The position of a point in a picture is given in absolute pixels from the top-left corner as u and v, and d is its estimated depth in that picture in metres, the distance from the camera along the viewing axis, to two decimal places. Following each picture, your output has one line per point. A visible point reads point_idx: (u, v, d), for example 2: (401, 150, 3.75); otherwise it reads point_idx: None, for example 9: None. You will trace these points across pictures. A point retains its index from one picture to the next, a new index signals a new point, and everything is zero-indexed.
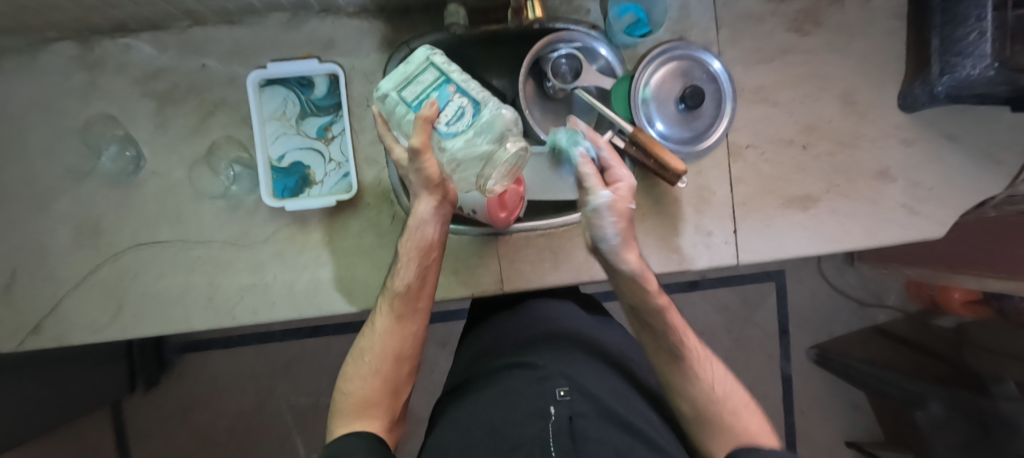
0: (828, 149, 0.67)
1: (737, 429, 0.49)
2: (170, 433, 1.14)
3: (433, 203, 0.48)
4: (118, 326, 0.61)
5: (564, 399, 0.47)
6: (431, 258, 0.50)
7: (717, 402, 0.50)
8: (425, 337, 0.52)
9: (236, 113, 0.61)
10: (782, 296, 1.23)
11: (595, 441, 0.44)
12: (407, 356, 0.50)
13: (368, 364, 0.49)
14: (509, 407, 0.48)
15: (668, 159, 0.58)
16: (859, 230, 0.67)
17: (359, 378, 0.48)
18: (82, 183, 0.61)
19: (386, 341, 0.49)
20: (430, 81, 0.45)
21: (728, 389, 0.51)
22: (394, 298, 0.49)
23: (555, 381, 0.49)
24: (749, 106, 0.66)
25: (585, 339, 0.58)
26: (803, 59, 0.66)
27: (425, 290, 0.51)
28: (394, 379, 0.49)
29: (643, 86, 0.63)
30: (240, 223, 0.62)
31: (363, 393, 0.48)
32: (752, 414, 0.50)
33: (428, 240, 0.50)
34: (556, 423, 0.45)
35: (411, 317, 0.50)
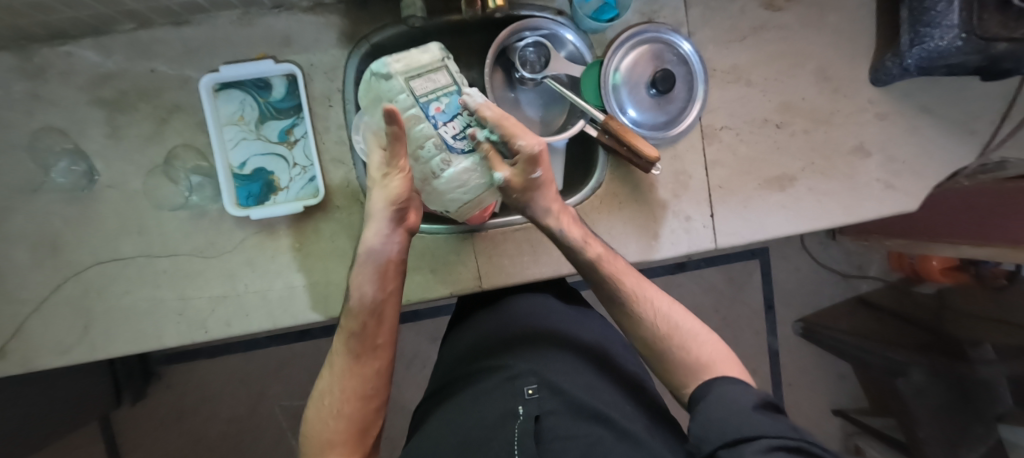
0: (804, 127, 0.66)
1: (703, 363, 0.47)
2: (162, 443, 1.13)
3: (388, 227, 0.48)
4: (87, 346, 0.60)
5: (532, 398, 0.48)
6: (386, 291, 0.51)
7: (677, 338, 0.49)
8: (389, 369, 0.51)
9: (192, 119, 0.59)
10: (767, 273, 1.24)
11: (562, 438, 0.45)
12: (371, 393, 0.49)
13: (329, 406, 0.48)
14: (480, 408, 0.49)
15: (641, 146, 0.57)
16: (836, 207, 0.67)
17: (319, 420, 0.48)
18: (35, 201, 0.58)
19: (345, 383, 0.49)
20: (443, 85, 0.50)
21: (686, 318, 0.51)
22: (348, 338, 0.50)
23: (525, 379, 0.50)
24: (723, 86, 0.65)
25: (561, 332, 0.58)
26: (775, 35, 0.65)
27: (383, 326, 0.51)
28: (359, 419, 0.48)
29: (613, 72, 0.62)
30: (207, 233, 0.60)
31: (325, 436, 0.47)
32: (710, 344, 0.49)
33: (385, 265, 0.50)
34: (523, 424, 0.46)
35: (371, 354, 0.50)
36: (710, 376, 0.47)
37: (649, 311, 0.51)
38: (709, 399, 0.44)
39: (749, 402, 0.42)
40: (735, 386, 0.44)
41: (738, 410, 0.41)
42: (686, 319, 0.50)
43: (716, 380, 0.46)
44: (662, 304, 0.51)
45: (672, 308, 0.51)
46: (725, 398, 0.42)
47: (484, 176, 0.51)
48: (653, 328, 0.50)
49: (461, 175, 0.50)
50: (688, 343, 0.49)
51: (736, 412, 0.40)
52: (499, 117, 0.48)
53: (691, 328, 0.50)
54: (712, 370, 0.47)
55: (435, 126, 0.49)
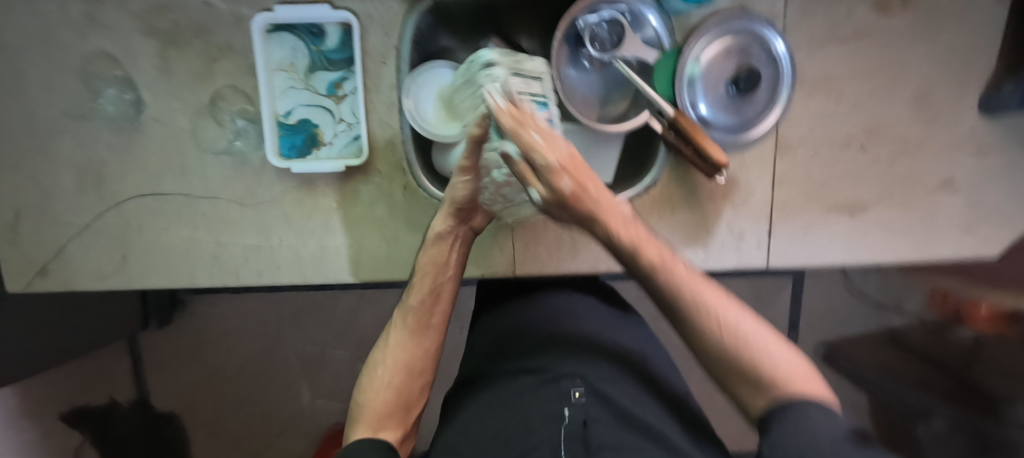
0: (890, 152, 0.60)
1: (781, 382, 0.39)
2: (183, 367, 1.19)
3: (450, 221, 0.51)
4: (123, 275, 0.60)
5: (578, 402, 0.46)
6: (445, 275, 0.51)
7: (749, 361, 0.39)
8: (439, 352, 0.51)
9: (242, 61, 0.56)
10: (800, 293, 1.19)
11: (611, 447, 0.43)
12: (419, 370, 0.48)
13: (380, 376, 0.47)
14: (523, 406, 0.48)
15: (709, 148, 0.52)
16: (905, 245, 0.62)
17: (370, 390, 0.46)
18: (83, 125, 0.58)
19: (397, 354, 0.48)
20: (534, 93, 0.50)
21: (751, 322, 0.41)
22: (406, 314, 0.49)
23: (570, 381, 0.48)
24: (810, 96, 0.59)
25: (601, 339, 0.55)
26: (882, 45, 0.57)
27: (438, 308, 0.50)
28: (406, 393, 0.46)
29: (692, 62, 0.56)
30: (246, 182, 0.59)
31: (376, 406, 0.45)
32: (785, 352, 0.40)
33: (443, 256, 0.51)
34: (569, 430, 0.44)
35: (423, 332, 0.49)
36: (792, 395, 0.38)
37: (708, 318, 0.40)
38: (785, 421, 0.37)
39: (834, 432, 0.35)
40: (819, 410, 0.37)
41: (820, 440, 0.34)
42: (766, 340, 0.40)
43: (793, 406, 0.37)
44: (732, 316, 0.41)
45: (747, 322, 0.40)
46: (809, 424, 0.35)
47: None
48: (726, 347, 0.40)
49: None
50: (762, 359, 0.39)
51: (819, 452, 0.33)
52: (518, 121, 0.40)
53: (764, 343, 0.40)
54: (789, 385, 0.39)
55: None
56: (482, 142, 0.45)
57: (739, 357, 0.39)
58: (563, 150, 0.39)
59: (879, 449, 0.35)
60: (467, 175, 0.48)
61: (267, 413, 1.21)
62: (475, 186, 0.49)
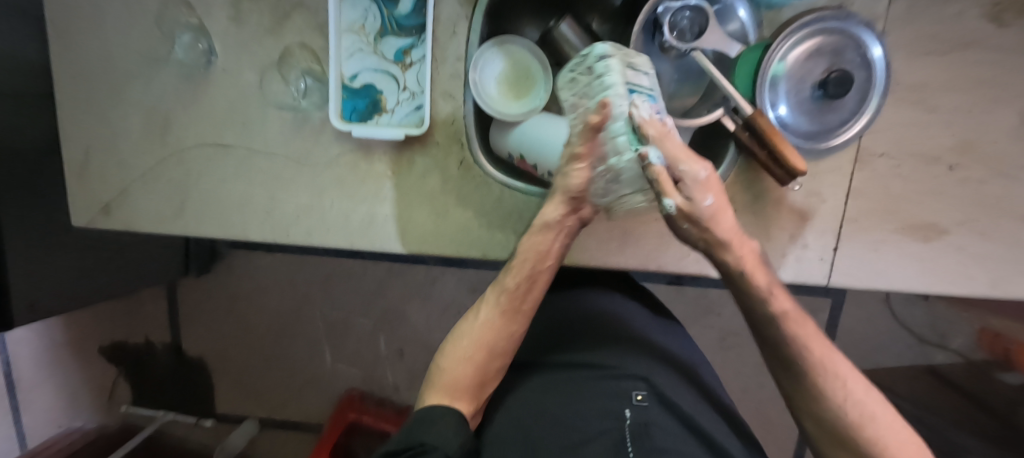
0: (979, 176, 0.56)
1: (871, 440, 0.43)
2: (216, 317, 1.23)
3: (562, 211, 0.47)
4: (181, 221, 0.62)
5: (639, 405, 0.48)
6: (543, 265, 0.49)
7: (851, 413, 0.43)
8: (521, 338, 0.52)
9: (314, 19, 0.56)
10: (835, 315, 1.17)
11: (670, 452, 0.44)
12: (499, 352, 0.50)
13: (464, 348, 0.50)
14: (583, 399, 0.49)
15: (790, 155, 0.49)
16: (983, 276, 0.58)
17: (454, 358, 0.50)
18: (155, 69, 0.59)
19: (483, 332, 0.50)
20: (646, 86, 0.44)
21: (856, 374, 0.45)
22: (500, 294, 0.50)
23: (632, 383, 0.49)
24: (900, 107, 0.55)
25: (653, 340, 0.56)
26: (987, 60, 0.53)
27: (531, 296, 0.50)
28: (483, 372, 0.49)
29: (778, 60, 0.52)
30: (307, 140, 0.59)
31: (455, 376, 0.48)
32: (889, 423, 0.43)
33: (547, 245, 0.49)
34: (631, 427, 0.46)
35: (513, 316, 0.50)
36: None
37: (825, 382, 0.44)
38: None
39: None
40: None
41: None
42: (872, 396, 0.44)
43: None
44: (846, 372, 0.44)
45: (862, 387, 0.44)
46: None
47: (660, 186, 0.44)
48: (822, 386, 0.44)
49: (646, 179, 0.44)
50: (852, 407, 0.43)
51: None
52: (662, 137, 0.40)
53: (865, 396, 0.44)
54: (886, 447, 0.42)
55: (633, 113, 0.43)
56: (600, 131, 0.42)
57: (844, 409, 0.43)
58: (702, 172, 0.40)
59: None
60: (581, 164, 0.45)
61: (291, 369, 1.24)
62: (589, 177, 0.45)
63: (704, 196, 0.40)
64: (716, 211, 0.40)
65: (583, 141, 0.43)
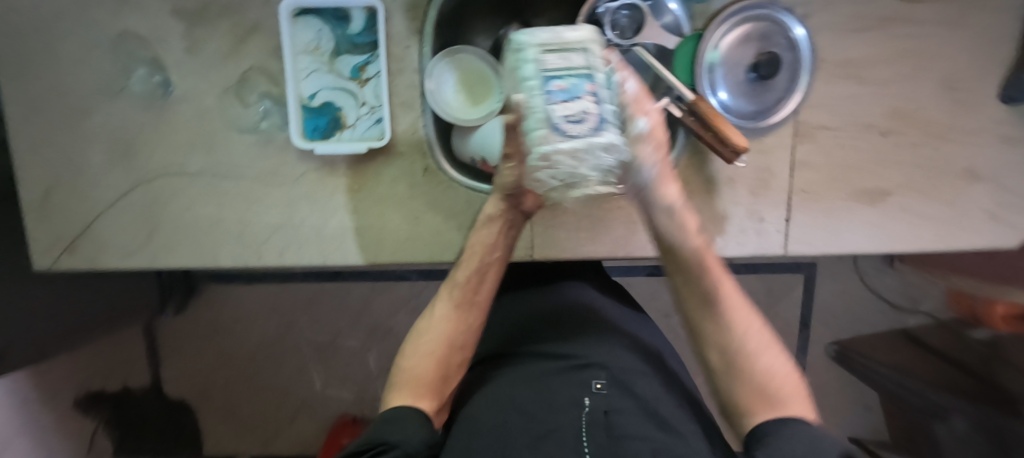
0: (912, 140, 0.60)
1: (773, 391, 0.46)
2: (199, 354, 1.21)
3: (502, 205, 0.49)
4: (149, 252, 0.62)
5: (601, 393, 0.48)
6: (493, 256, 0.52)
7: (755, 358, 0.47)
8: (479, 331, 0.54)
9: (269, 42, 0.57)
10: (810, 290, 1.22)
11: (632, 437, 0.44)
12: (461, 344, 0.51)
13: (424, 344, 0.51)
14: (546, 389, 0.49)
15: (730, 133, 0.53)
16: (928, 232, 0.62)
17: (414, 355, 0.51)
18: (113, 103, 0.59)
19: (442, 326, 0.51)
20: (576, 66, 0.40)
21: (771, 345, 0.49)
22: (453, 288, 0.52)
23: (593, 372, 0.50)
24: (832, 81, 0.59)
25: (620, 329, 0.58)
26: (903, 32, 0.58)
27: (484, 286, 0.53)
28: (445, 364, 0.50)
29: (710, 49, 0.56)
30: (271, 161, 0.60)
31: (417, 371, 0.49)
32: (783, 366, 0.48)
33: (494, 237, 0.51)
34: (591, 418, 0.45)
35: (467, 309, 0.52)
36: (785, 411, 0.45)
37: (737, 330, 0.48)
38: (783, 433, 0.42)
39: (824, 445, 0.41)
40: (810, 427, 0.43)
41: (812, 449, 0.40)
42: (772, 350, 0.48)
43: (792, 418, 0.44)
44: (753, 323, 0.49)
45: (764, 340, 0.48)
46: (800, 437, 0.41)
47: (580, 170, 0.38)
48: (735, 330, 0.48)
49: (568, 162, 0.38)
50: (767, 368, 0.47)
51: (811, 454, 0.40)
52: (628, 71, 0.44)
53: (767, 347, 0.48)
54: (783, 401, 0.46)
55: (546, 102, 0.38)
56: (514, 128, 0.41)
57: (749, 353, 0.48)
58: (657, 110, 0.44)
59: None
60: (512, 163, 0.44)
61: (279, 401, 1.22)
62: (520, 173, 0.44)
63: (661, 129, 0.44)
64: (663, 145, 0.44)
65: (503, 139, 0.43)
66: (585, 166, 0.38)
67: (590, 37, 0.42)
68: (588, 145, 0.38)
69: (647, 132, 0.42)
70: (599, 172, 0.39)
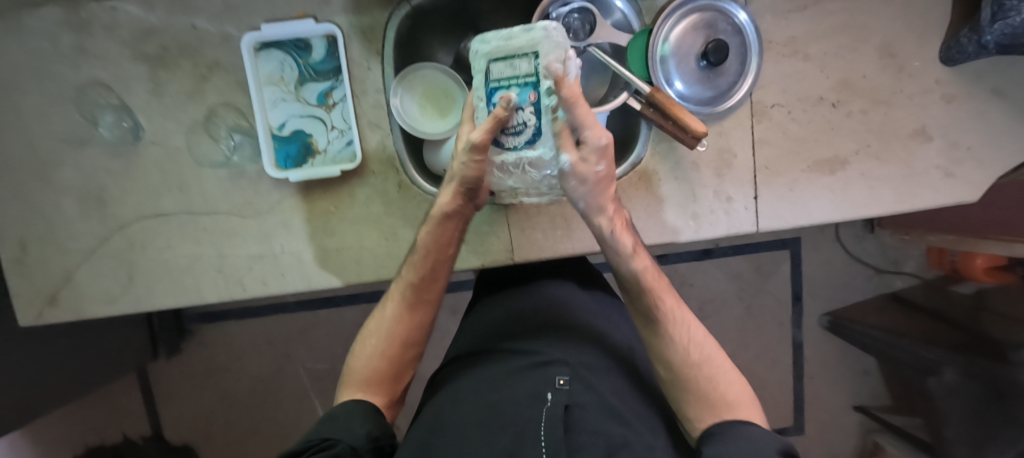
0: (861, 108, 0.63)
1: (723, 400, 0.49)
2: (196, 396, 1.19)
3: (454, 199, 0.49)
4: (132, 296, 0.62)
5: (563, 388, 0.48)
6: (445, 254, 0.53)
7: (702, 369, 0.50)
8: (431, 326, 0.56)
9: (231, 78, 0.58)
10: (796, 265, 1.24)
11: (588, 431, 0.44)
12: (413, 342, 0.54)
13: (374, 345, 0.54)
14: (509, 386, 0.50)
15: (688, 120, 0.54)
16: (889, 194, 0.64)
17: (365, 356, 0.53)
18: (82, 153, 0.60)
19: (393, 327, 0.54)
20: (522, 73, 0.43)
21: (718, 353, 0.51)
22: (405, 288, 0.53)
23: (556, 369, 0.50)
24: (778, 61, 0.61)
25: (593, 331, 0.59)
26: (840, 7, 0.60)
27: (435, 285, 0.54)
28: (397, 362, 0.53)
29: (661, 42, 0.58)
30: (245, 193, 0.61)
31: (367, 372, 0.52)
32: (728, 373, 0.50)
33: (446, 235, 0.52)
34: (552, 410, 0.46)
35: (420, 308, 0.54)
36: (731, 416, 0.48)
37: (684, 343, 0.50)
38: (728, 435, 0.45)
39: (769, 444, 0.44)
40: (756, 430, 0.46)
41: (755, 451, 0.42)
42: (720, 360, 0.51)
43: (738, 422, 0.47)
44: (699, 335, 0.51)
45: (711, 351, 0.51)
46: (743, 439, 0.44)
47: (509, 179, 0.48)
48: (682, 344, 0.50)
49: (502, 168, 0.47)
50: (713, 377, 0.49)
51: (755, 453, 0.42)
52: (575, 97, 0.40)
53: (716, 357, 0.51)
54: (729, 406, 0.49)
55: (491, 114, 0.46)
56: (500, 120, 0.42)
57: (697, 363, 0.50)
58: (601, 142, 0.42)
59: None
60: (477, 157, 0.44)
61: (284, 433, 1.21)
62: (484, 167, 0.46)
63: (597, 162, 0.43)
64: (603, 177, 0.44)
65: (480, 131, 0.42)
66: (512, 177, 0.47)
67: (547, 35, 0.42)
68: (513, 159, 0.45)
69: (574, 169, 0.43)
70: (523, 182, 0.48)
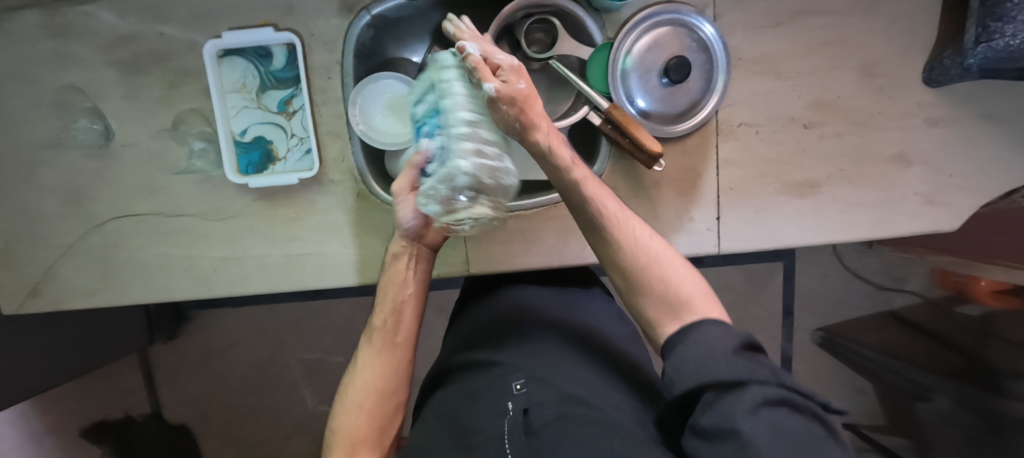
0: (836, 129, 0.60)
1: (681, 301, 0.42)
2: (191, 379, 1.24)
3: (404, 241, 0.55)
4: (106, 293, 0.65)
5: (521, 393, 0.48)
6: (405, 293, 0.54)
7: (649, 273, 0.44)
8: (410, 371, 0.53)
9: (198, 85, 0.60)
10: (791, 277, 1.19)
11: (553, 427, 0.43)
12: (391, 390, 0.50)
13: (353, 399, 0.49)
14: (475, 408, 0.49)
15: (644, 139, 0.53)
16: (863, 220, 0.62)
17: (344, 412, 0.48)
18: (59, 155, 0.62)
19: (368, 377, 0.50)
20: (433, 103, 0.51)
21: (666, 252, 0.45)
22: (373, 335, 0.52)
23: (512, 376, 0.51)
24: (747, 78, 0.59)
25: (551, 327, 0.58)
26: (817, 23, 0.57)
27: (402, 324, 0.52)
28: (381, 414, 0.48)
29: (624, 56, 0.57)
30: (211, 197, 0.62)
31: (350, 430, 0.47)
32: (679, 267, 0.44)
33: (401, 272, 0.54)
34: (512, 420, 0.45)
35: (391, 351, 0.51)
36: (693, 317, 0.41)
37: (630, 249, 0.45)
38: (689, 340, 0.39)
39: (730, 347, 0.36)
40: (718, 325, 0.39)
41: (716, 355, 0.36)
42: (677, 273, 0.44)
43: (698, 322, 0.40)
44: (645, 236, 0.46)
45: (662, 250, 0.45)
46: (704, 345, 0.37)
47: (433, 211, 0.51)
48: (627, 246, 0.45)
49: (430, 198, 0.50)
50: (667, 280, 0.43)
51: (718, 355, 0.36)
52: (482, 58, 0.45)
53: (670, 258, 0.45)
54: (690, 305, 0.42)
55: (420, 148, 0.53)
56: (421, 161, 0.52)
57: (642, 270, 0.44)
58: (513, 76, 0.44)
59: (765, 358, 0.37)
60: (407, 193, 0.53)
61: (273, 419, 1.26)
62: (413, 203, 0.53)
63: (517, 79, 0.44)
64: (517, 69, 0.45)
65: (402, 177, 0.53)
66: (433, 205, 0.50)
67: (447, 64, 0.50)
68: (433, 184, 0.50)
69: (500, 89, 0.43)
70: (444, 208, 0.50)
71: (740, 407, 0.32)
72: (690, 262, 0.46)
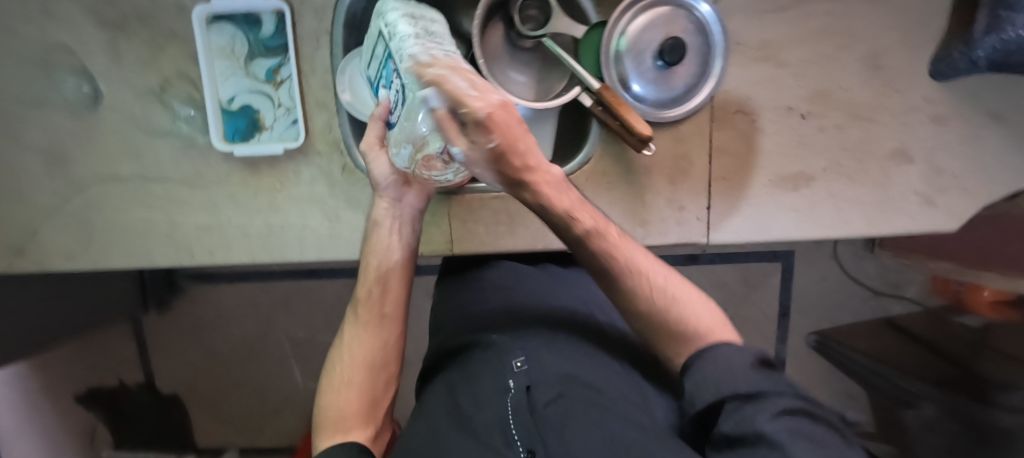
0: (836, 122, 0.58)
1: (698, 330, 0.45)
2: (183, 350, 1.26)
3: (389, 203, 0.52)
4: (89, 254, 0.65)
5: (522, 371, 0.45)
6: (393, 265, 0.52)
7: (662, 319, 0.45)
8: (399, 343, 0.52)
9: (186, 50, 0.59)
10: (788, 279, 1.17)
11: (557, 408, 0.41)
12: (381, 362, 0.50)
13: (341, 373, 0.49)
14: (478, 384, 0.46)
15: (634, 122, 0.52)
16: (857, 217, 0.60)
17: (333, 390, 0.48)
18: (46, 114, 0.62)
19: (358, 351, 0.49)
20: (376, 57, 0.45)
21: (685, 289, 0.47)
22: (359, 310, 0.51)
23: (511, 352, 0.47)
24: (746, 65, 0.57)
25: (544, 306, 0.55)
26: (821, 10, 0.55)
27: (389, 295, 0.51)
28: (371, 386, 0.48)
29: (617, 37, 0.55)
30: (195, 163, 0.62)
31: (339, 406, 0.47)
32: (695, 301, 0.47)
33: (391, 251, 0.52)
34: (516, 399, 0.43)
35: (380, 325, 0.50)
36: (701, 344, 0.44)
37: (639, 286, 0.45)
38: (702, 363, 0.41)
39: (747, 361, 0.40)
40: (730, 348, 0.42)
41: (736, 372, 0.39)
42: (687, 296, 0.46)
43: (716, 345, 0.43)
44: (661, 277, 0.47)
45: (668, 281, 0.46)
46: (721, 366, 0.40)
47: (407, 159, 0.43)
48: (637, 289, 0.46)
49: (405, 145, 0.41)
50: (685, 314, 0.45)
51: (737, 373, 0.39)
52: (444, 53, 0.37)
53: (684, 290, 0.47)
54: (708, 335, 0.45)
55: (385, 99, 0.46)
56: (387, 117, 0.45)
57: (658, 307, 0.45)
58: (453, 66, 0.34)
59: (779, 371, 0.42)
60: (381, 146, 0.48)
61: (262, 394, 1.27)
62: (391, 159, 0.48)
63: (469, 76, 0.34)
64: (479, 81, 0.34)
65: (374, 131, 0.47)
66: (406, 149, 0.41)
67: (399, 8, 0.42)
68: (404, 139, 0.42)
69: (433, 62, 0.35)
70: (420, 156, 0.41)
71: (762, 416, 0.35)
72: (694, 282, 0.49)
